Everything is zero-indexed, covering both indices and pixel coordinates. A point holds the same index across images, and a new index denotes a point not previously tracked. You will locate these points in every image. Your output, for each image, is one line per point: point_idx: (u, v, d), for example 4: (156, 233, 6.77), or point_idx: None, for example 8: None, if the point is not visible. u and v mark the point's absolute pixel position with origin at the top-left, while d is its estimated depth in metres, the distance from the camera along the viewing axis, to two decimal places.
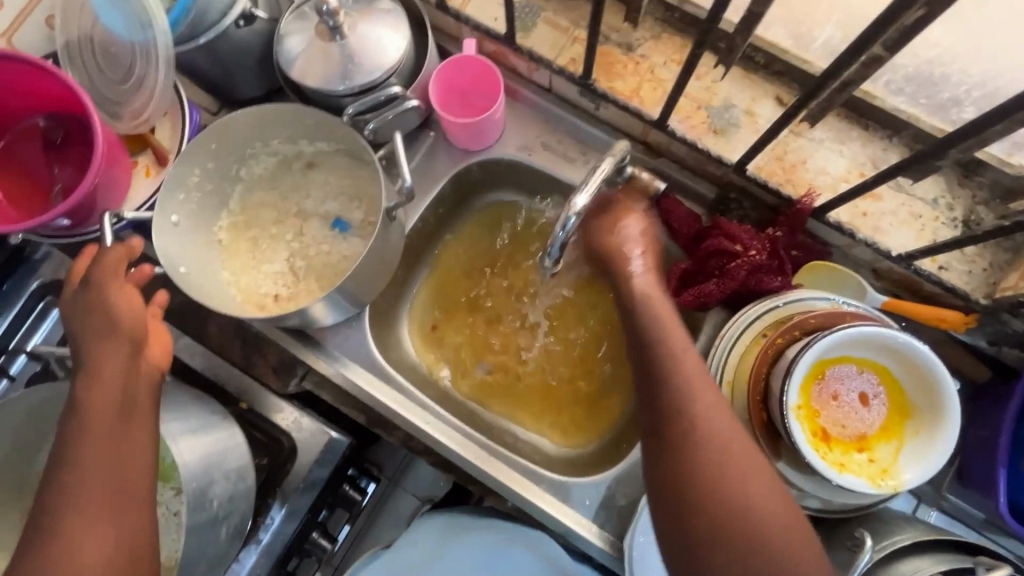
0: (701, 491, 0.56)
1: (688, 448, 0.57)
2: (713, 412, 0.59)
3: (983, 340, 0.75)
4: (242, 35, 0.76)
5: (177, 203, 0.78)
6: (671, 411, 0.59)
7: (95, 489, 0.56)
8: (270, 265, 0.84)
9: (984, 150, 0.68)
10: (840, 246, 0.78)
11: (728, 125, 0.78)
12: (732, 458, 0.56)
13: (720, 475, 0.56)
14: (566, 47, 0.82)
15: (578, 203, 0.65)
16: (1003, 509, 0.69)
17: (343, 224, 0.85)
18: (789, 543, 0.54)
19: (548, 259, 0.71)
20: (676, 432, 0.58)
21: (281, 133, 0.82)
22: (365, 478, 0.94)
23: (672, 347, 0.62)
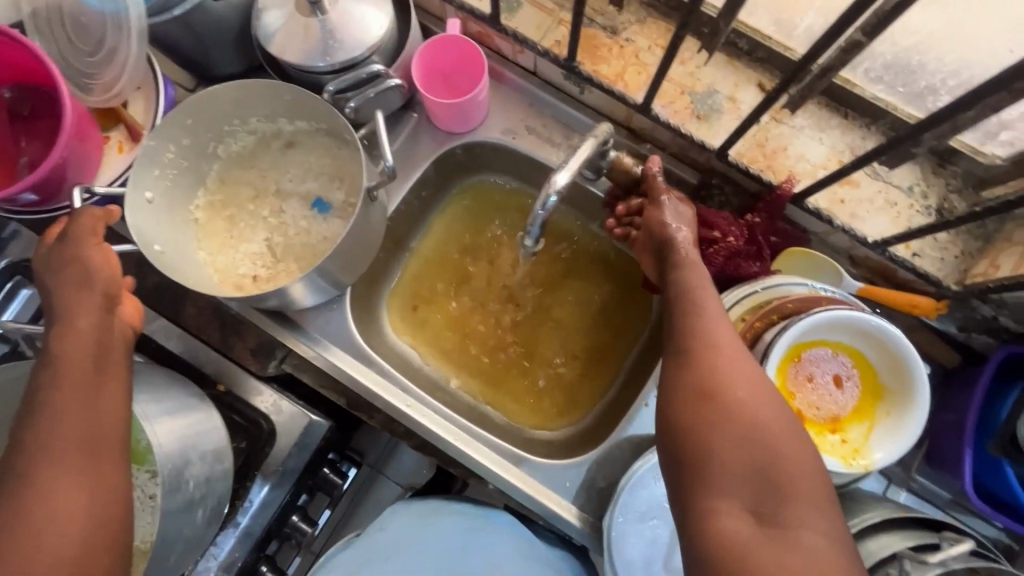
0: (712, 409, 0.55)
1: (702, 367, 0.58)
2: (731, 341, 0.60)
3: (953, 327, 0.77)
4: (218, 8, 0.74)
5: (153, 179, 0.76)
6: (699, 353, 0.59)
7: (59, 470, 0.52)
8: (249, 245, 0.83)
9: (958, 137, 0.70)
10: (818, 232, 0.80)
11: (710, 111, 0.78)
12: (746, 382, 0.56)
13: (733, 394, 0.56)
14: (551, 29, 0.82)
15: (559, 181, 0.65)
16: (967, 488, 0.72)
17: (324, 204, 0.84)
18: (796, 481, 0.51)
19: (527, 239, 0.72)
20: (690, 353, 0.60)
21: (260, 111, 0.80)
22: (346, 463, 0.93)
23: (699, 300, 0.64)
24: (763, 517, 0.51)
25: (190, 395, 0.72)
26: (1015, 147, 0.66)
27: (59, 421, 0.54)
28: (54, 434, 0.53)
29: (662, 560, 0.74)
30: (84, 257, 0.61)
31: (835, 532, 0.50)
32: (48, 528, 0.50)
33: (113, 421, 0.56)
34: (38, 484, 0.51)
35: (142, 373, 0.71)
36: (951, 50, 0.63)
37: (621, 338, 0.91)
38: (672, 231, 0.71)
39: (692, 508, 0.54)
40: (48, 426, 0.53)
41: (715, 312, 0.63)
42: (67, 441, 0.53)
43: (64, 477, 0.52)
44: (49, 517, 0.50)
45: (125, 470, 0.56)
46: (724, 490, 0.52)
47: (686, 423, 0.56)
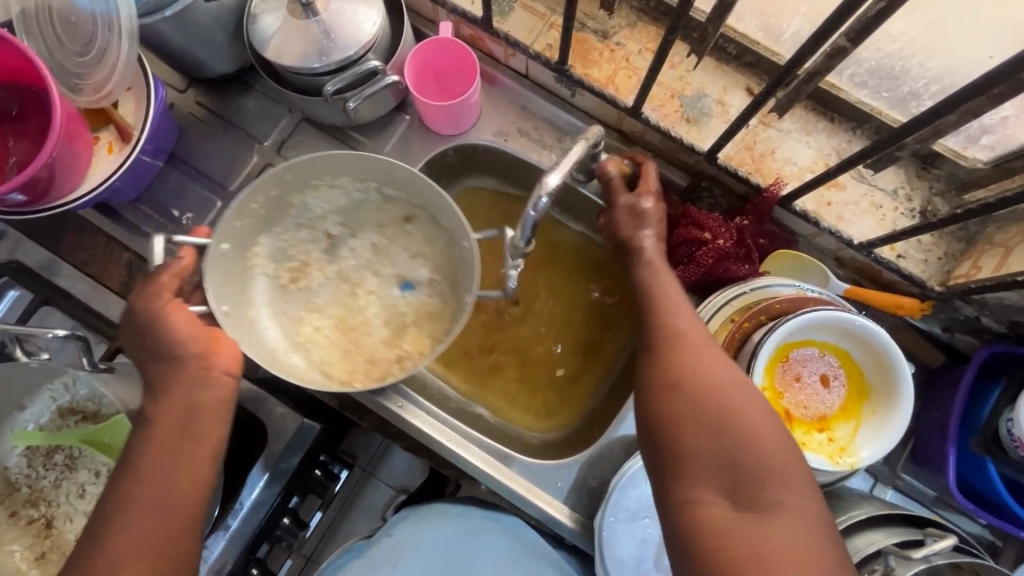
0: (684, 399, 0.56)
1: (669, 362, 0.60)
2: (698, 334, 0.62)
3: (937, 327, 0.79)
4: (210, 9, 0.74)
5: (244, 212, 0.76)
6: (671, 350, 0.61)
7: (133, 547, 0.56)
8: (365, 349, 0.82)
9: (941, 142, 0.71)
10: (806, 235, 0.81)
11: (700, 114, 0.79)
12: (715, 372, 0.58)
13: (704, 384, 0.57)
14: (543, 33, 0.83)
15: (549, 184, 0.64)
16: (952, 486, 0.73)
17: (410, 285, 0.85)
18: (773, 463, 0.52)
19: (520, 239, 0.69)
20: (661, 349, 0.61)
21: (351, 175, 0.80)
22: (337, 465, 0.95)
23: (663, 301, 0.66)
24: (740, 502, 0.51)
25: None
26: (995, 151, 0.68)
27: (150, 447, 0.60)
28: (135, 502, 0.58)
29: (653, 559, 0.74)
30: (171, 316, 0.64)
31: (813, 511, 0.50)
32: (124, 543, 0.56)
33: (167, 444, 0.61)
34: (107, 554, 0.56)
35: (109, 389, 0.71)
36: (931, 56, 0.64)
37: (608, 339, 0.92)
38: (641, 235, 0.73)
39: (674, 501, 0.54)
40: (138, 455, 0.60)
41: (681, 305, 0.66)
42: (142, 515, 0.57)
43: (132, 553, 0.56)
44: (124, 536, 0.56)
45: (154, 488, 0.58)
46: (702, 481, 0.53)
47: (659, 416, 0.57)
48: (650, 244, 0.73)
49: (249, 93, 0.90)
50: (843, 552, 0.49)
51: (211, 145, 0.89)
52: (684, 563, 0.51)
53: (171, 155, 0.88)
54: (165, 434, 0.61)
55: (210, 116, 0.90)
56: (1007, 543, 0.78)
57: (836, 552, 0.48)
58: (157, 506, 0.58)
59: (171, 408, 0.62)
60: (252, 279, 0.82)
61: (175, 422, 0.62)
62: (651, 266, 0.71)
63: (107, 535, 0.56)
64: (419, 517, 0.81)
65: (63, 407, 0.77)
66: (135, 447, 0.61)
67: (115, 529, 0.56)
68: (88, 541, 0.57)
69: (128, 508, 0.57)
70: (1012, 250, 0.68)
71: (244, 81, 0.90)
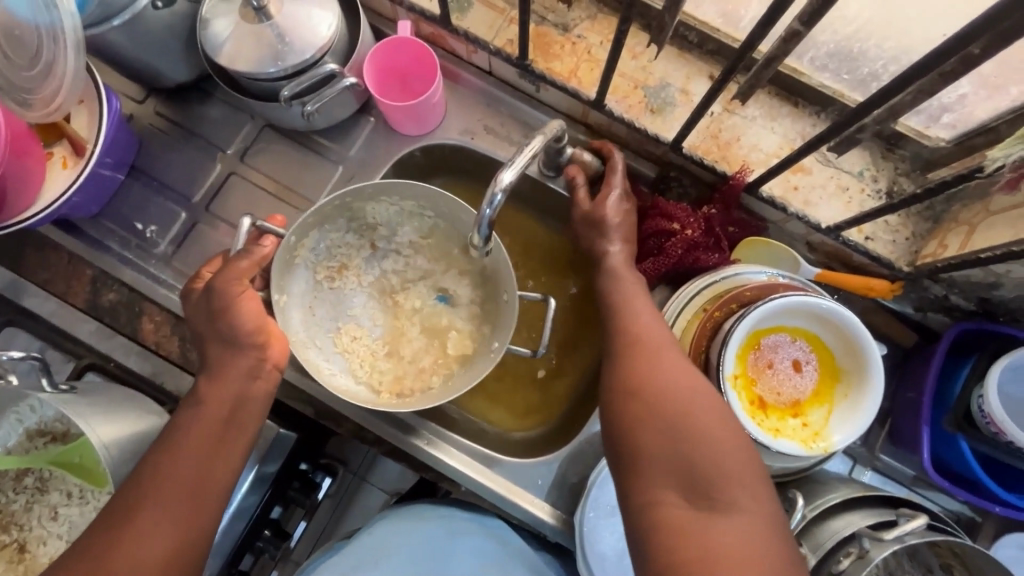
0: (645, 399, 0.57)
1: (631, 365, 0.60)
2: (659, 335, 0.63)
3: (909, 307, 0.79)
4: (161, 17, 0.73)
5: (318, 213, 0.79)
6: (632, 353, 0.61)
7: (155, 524, 0.57)
8: (408, 362, 0.84)
9: (903, 121, 0.71)
10: (775, 220, 0.81)
11: (664, 104, 0.79)
12: (674, 371, 0.58)
13: (664, 385, 0.57)
14: (503, 28, 0.82)
15: (504, 179, 0.64)
16: (927, 465, 0.73)
17: (445, 298, 0.87)
18: (728, 463, 0.52)
19: (477, 238, 0.69)
20: (623, 353, 0.62)
21: (410, 200, 0.82)
22: (320, 473, 0.93)
23: (625, 307, 0.67)
24: (698, 501, 0.51)
25: (147, 430, 0.71)
26: (956, 129, 0.68)
27: (200, 420, 0.64)
28: (166, 482, 0.59)
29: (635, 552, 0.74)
30: (242, 305, 0.67)
31: (767, 512, 0.50)
32: (158, 501, 0.58)
33: (217, 419, 0.64)
34: (127, 533, 0.56)
35: (63, 406, 0.67)
36: (887, 37, 0.64)
37: (584, 337, 0.91)
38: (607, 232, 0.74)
39: (636, 502, 0.54)
40: (189, 423, 0.63)
41: (644, 309, 0.67)
42: (171, 496, 0.59)
43: (151, 535, 0.56)
44: (160, 498, 0.58)
45: (195, 455, 0.61)
46: (660, 482, 0.53)
47: (622, 417, 0.57)
48: (617, 247, 0.74)
49: (210, 101, 0.89)
50: (796, 551, 0.49)
51: (173, 156, 0.88)
52: (645, 563, 0.50)
53: (132, 167, 0.87)
54: (211, 418, 0.64)
55: (171, 126, 0.88)
56: (986, 519, 0.78)
57: (790, 551, 0.48)
58: (185, 489, 0.60)
59: (224, 385, 0.65)
60: (299, 271, 0.83)
61: (229, 400, 0.65)
62: (617, 271, 0.72)
63: (134, 507, 0.58)
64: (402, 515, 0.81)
65: (32, 429, 0.75)
66: (178, 426, 0.64)
67: (143, 506, 0.58)
68: (110, 518, 0.58)
69: (157, 487, 0.59)
70: (976, 228, 0.68)
71: (202, 89, 0.89)
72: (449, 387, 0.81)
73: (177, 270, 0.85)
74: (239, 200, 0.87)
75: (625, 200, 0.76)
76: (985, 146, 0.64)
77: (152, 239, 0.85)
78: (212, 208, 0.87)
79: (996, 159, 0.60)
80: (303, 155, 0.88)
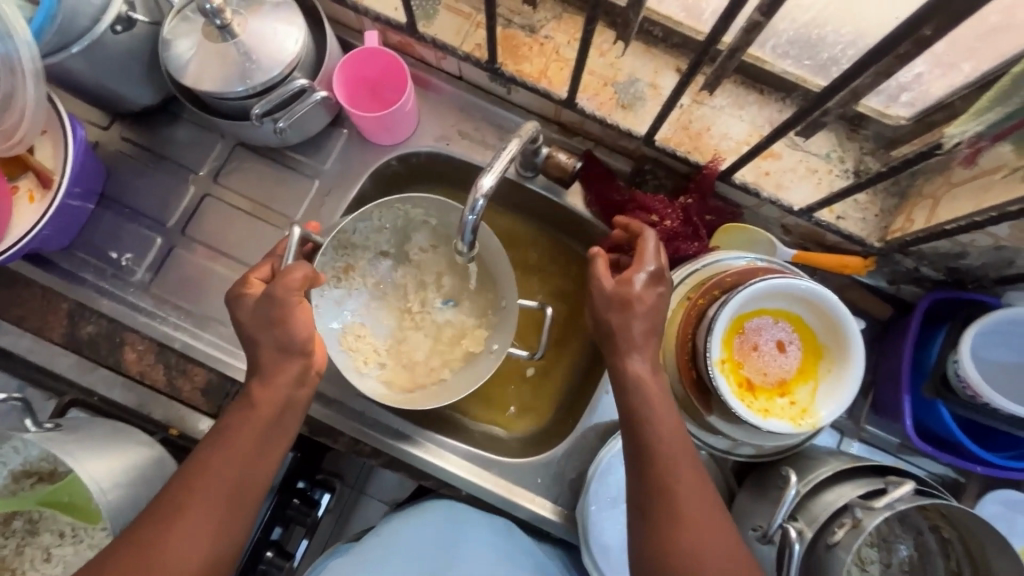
0: (655, 509, 0.59)
1: (667, 545, 0.57)
2: (699, 506, 0.59)
3: (883, 281, 0.82)
4: (122, 41, 0.71)
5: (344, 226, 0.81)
6: (669, 528, 0.58)
7: (201, 519, 0.58)
8: (420, 367, 0.84)
9: (865, 103, 0.73)
10: (749, 206, 0.83)
11: (634, 99, 0.80)
12: (680, 475, 0.59)
13: (669, 493, 0.59)
14: (470, 33, 0.82)
15: (485, 185, 0.64)
16: (910, 432, 0.75)
17: (449, 301, 0.86)
18: None
19: (461, 244, 0.69)
20: (659, 524, 0.58)
21: (418, 207, 0.82)
22: (318, 490, 0.93)
23: (665, 459, 0.60)
24: None
25: (139, 463, 0.70)
26: (916, 107, 0.70)
27: (250, 417, 0.62)
28: (211, 492, 0.59)
29: None
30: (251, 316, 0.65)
31: None
32: (204, 495, 0.59)
33: (268, 417, 0.63)
34: (171, 536, 0.57)
35: (49, 444, 0.65)
36: (844, 22, 0.66)
37: (570, 334, 0.92)
38: (631, 322, 0.63)
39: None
40: (241, 420, 0.62)
41: (683, 461, 0.60)
42: (217, 496, 0.59)
43: (192, 548, 0.57)
44: (206, 490, 0.59)
45: (241, 454, 0.61)
46: None
47: None
48: (643, 352, 0.64)
49: (177, 124, 0.87)
50: None
51: (144, 181, 0.86)
52: None
53: (102, 196, 0.85)
54: (259, 423, 0.62)
55: (140, 151, 0.87)
56: (970, 479, 0.82)
57: None
58: (228, 504, 0.59)
59: (274, 384, 0.63)
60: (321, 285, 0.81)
61: (283, 404, 0.64)
62: (644, 387, 0.63)
63: (184, 500, 0.58)
64: (408, 515, 0.81)
65: (17, 470, 0.73)
66: (227, 422, 0.63)
67: (189, 508, 0.58)
68: (161, 505, 0.58)
69: (201, 498, 0.58)
70: (940, 201, 0.70)
71: (169, 111, 0.87)
72: (464, 380, 0.81)
73: (157, 296, 0.83)
74: (214, 221, 0.86)
75: (656, 283, 0.65)
76: (943, 122, 0.66)
77: (128, 267, 0.84)
78: (188, 230, 0.85)
79: (952, 136, 0.63)
80: (277, 171, 0.87)
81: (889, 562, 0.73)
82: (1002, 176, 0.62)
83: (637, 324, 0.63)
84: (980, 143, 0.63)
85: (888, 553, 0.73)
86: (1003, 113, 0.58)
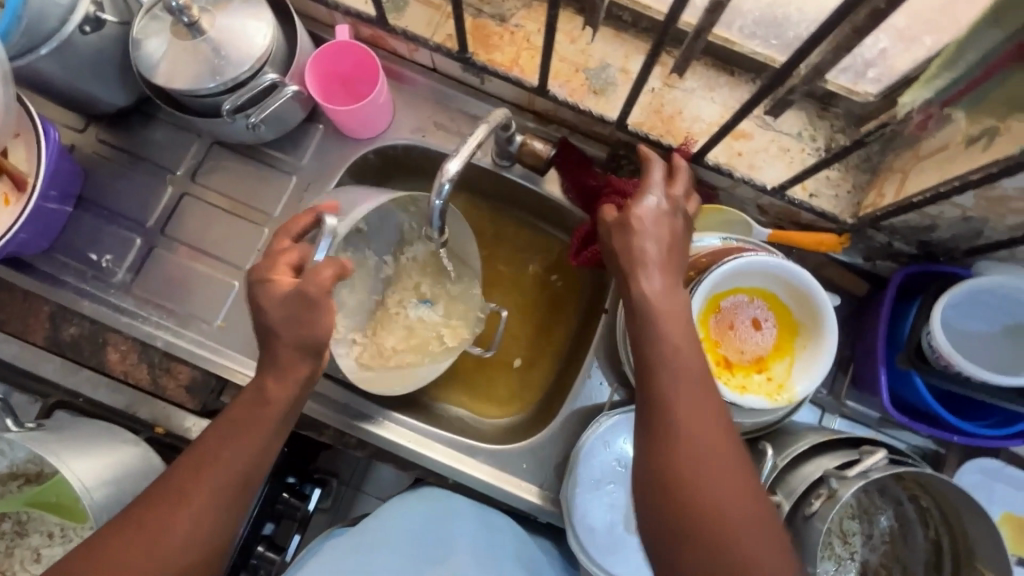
0: (660, 450, 0.55)
1: (667, 462, 0.55)
2: (705, 423, 0.56)
3: (859, 258, 0.83)
4: (91, 41, 0.71)
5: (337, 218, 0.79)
6: (673, 443, 0.55)
7: (205, 505, 0.59)
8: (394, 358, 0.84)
9: (832, 80, 0.73)
10: (725, 187, 0.84)
11: (605, 85, 0.81)
12: (677, 381, 0.57)
13: (666, 401, 0.56)
14: (441, 24, 0.82)
15: (451, 168, 0.64)
16: (887, 405, 0.76)
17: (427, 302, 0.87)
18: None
19: (431, 230, 0.69)
20: (661, 439, 0.55)
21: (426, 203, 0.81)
22: (308, 485, 0.92)
23: (668, 372, 0.57)
24: None
25: (122, 461, 0.70)
26: (882, 82, 0.70)
27: (257, 409, 0.62)
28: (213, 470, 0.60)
29: (624, 521, 0.76)
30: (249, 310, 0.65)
31: None
32: (210, 481, 0.59)
33: (274, 411, 0.63)
34: (173, 516, 0.57)
35: (33, 444, 0.66)
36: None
37: (562, 325, 0.93)
38: (644, 245, 0.61)
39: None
40: (249, 410, 0.63)
41: (687, 375, 0.57)
42: (222, 482, 0.60)
43: (197, 530, 0.58)
44: (212, 478, 0.59)
45: (247, 446, 0.61)
46: None
47: (658, 518, 0.54)
48: (656, 273, 0.61)
49: (153, 124, 0.88)
50: None
51: (122, 183, 0.86)
52: None
53: (80, 198, 0.85)
54: (268, 416, 0.62)
55: (116, 152, 0.87)
56: (949, 451, 0.82)
57: None
58: (229, 483, 0.60)
59: (283, 378, 0.63)
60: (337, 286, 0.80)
61: (290, 399, 0.64)
62: (657, 304, 0.59)
63: (188, 486, 0.59)
64: (413, 499, 0.82)
65: (3, 472, 0.74)
66: (236, 411, 0.63)
67: (194, 492, 0.59)
68: (164, 489, 0.59)
69: (204, 474, 0.59)
70: (909, 174, 0.71)
71: (144, 112, 0.87)
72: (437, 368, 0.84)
73: (139, 296, 0.84)
74: (193, 220, 0.86)
75: (665, 205, 0.64)
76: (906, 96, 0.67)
77: (108, 268, 0.84)
78: (168, 230, 0.86)
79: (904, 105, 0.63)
80: (256, 169, 0.88)
81: (870, 533, 0.74)
82: (965, 147, 0.62)
83: (651, 246, 0.61)
84: (931, 109, 0.63)
85: (869, 525, 0.74)
86: (950, 78, 0.58)
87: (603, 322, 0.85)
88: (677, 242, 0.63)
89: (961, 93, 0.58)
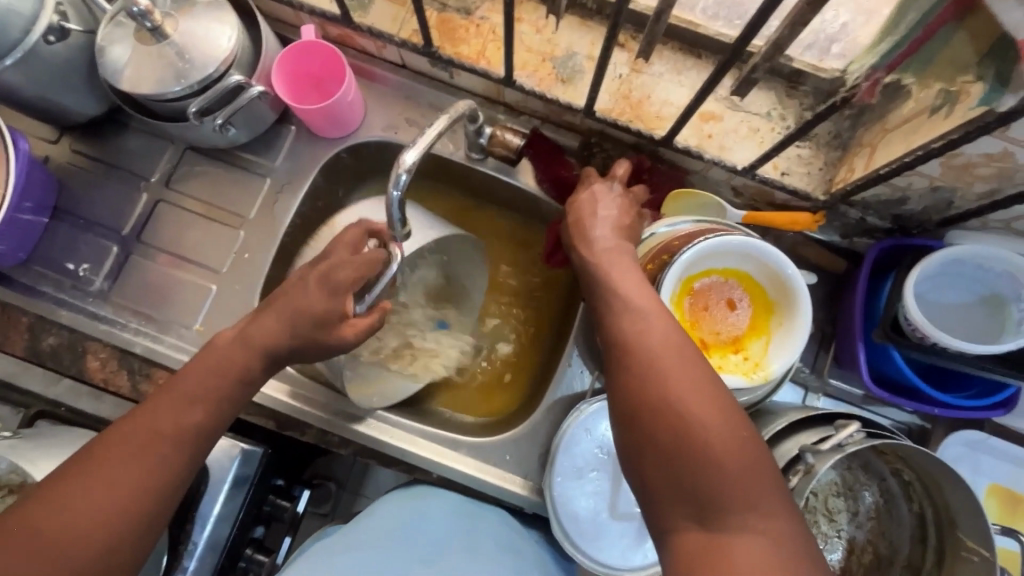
0: (625, 368, 0.53)
1: (631, 380, 0.52)
2: (669, 340, 0.54)
3: (836, 235, 0.83)
4: (56, 51, 0.72)
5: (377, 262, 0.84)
6: (638, 363, 0.53)
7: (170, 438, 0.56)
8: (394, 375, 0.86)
9: (798, 59, 0.72)
10: (698, 170, 0.84)
11: (573, 73, 0.81)
12: (643, 314, 0.57)
13: (632, 329, 0.56)
14: (406, 20, 0.82)
15: (407, 159, 0.64)
16: (868, 381, 0.75)
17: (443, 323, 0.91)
18: (740, 484, 0.46)
19: (394, 222, 0.69)
20: (627, 361, 0.54)
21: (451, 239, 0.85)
22: (297, 487, 0.92)
23: (632, 308, 0.58)
24: (705, 520, 0.45)
25: None
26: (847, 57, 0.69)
27: (230, 353, 0.62)
28: (143, 435, 0.55)
29: (608, 509, 0.76)
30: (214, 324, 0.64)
31: (782, 529, 0.44)
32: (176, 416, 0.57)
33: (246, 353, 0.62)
34: (133, 447, 0.55)
35: (11, 453, 0.66)
36: None
37: (542, 332, 0.94)
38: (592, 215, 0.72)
39: (652, 529, 0.49)
40: (222, 354, 0.62)
41: (651, 308, 0.58)
42: (188, 417, 0.58)
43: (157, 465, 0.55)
44: (180, 415, 0.57)
45: (217, 389, 0.60)
46: (668, 504, 0.47)
47: (626, 436, 0.52)
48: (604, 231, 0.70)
49: (127, 132, 0.88)
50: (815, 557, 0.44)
51: (98, 192, 0.87)
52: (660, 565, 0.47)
53: (55, 209, 0.86)
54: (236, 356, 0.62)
55: (92, 162, 0.87)
56: (935, 425, 0.82)
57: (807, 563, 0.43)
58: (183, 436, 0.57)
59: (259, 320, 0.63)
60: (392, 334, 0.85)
61: (262, 341, 0.63)
62: (604, 254, 0.68)
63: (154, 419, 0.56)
64: (405, 498, 0.81)
65: None
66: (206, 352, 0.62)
67: (159, 424, 0.56)
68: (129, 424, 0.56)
69: (135, 436, 0.55)
70: (877, 147, 0.70)
71: (117, 121, 0.88)
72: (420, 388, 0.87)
73: (116, 304, 0.84)
74: (169, 226, 0.86)
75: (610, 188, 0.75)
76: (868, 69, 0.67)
77: (86, 277, 0.84)
78: (144, 237, 0.86)
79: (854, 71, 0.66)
80: (230, 172, 0.88)
81: (855, 510, 0.74)
82: (928, 116, 0.62)
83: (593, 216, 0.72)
84: (876, 75, 0.64)
85: (853, 501, 0.74)
86: (891, 41, 0.60)
87: (581, 310, 0.85)
88: (625, 215, 0.73)
89: (902, 57, 0.60)
